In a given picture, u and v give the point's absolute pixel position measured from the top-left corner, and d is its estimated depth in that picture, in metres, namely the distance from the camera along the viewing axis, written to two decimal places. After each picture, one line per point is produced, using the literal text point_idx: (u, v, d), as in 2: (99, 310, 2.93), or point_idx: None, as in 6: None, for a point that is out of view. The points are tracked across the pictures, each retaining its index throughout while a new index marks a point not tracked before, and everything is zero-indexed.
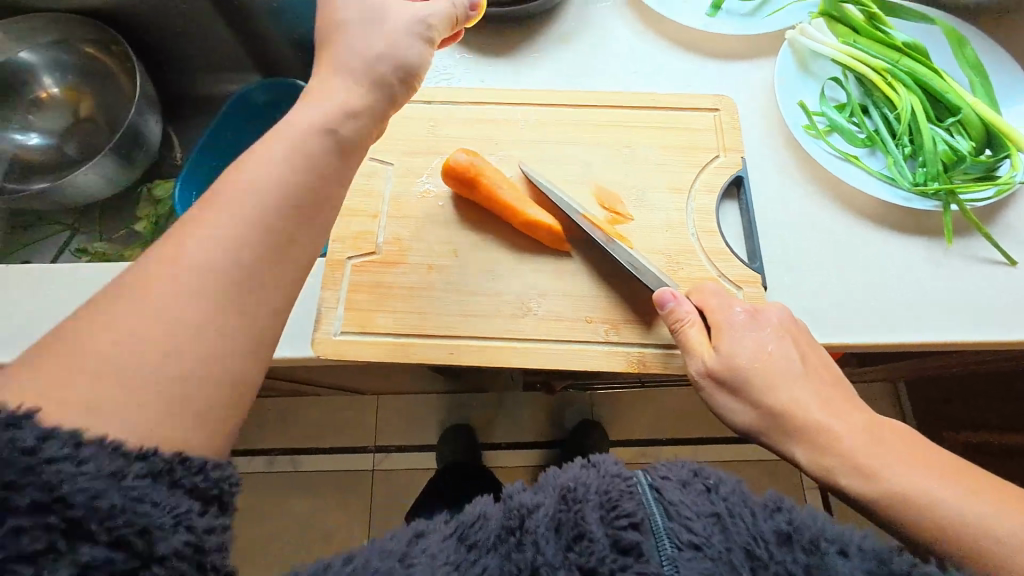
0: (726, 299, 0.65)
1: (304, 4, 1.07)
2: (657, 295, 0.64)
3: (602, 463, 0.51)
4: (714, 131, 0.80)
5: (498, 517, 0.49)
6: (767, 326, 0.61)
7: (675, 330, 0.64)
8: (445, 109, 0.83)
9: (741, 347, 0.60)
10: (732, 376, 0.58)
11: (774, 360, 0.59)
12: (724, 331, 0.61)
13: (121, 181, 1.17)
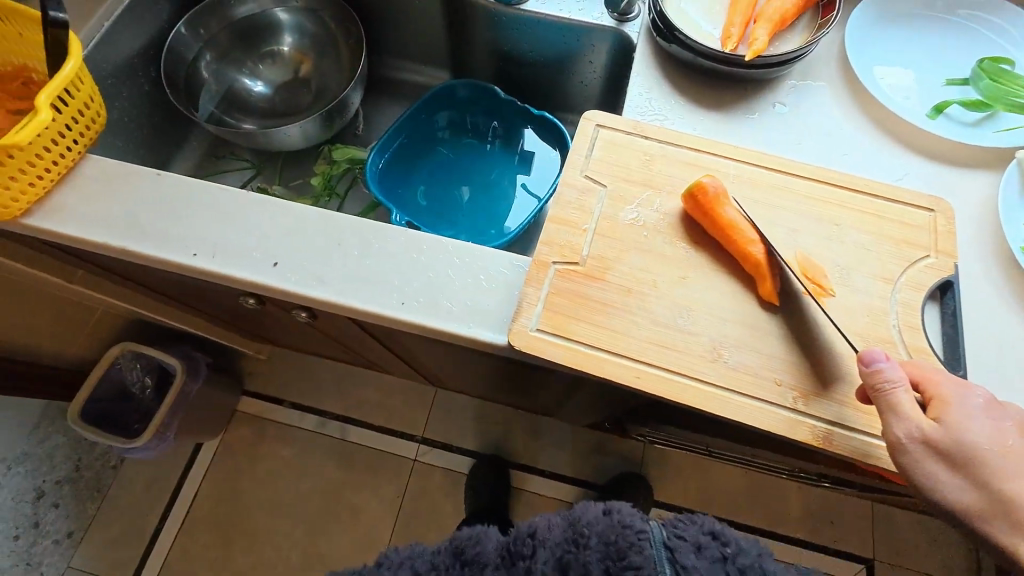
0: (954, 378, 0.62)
1: (529, 23, 1.15)
2: (868, 351, 0.62)
3: (617, 512, 0.78)
4: (928, 231, 0.80)
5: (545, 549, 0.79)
6: (1007, 417, 0.60)
7: (880, 390, 0.61)
8: (662, 148, 0.87)
9: (976, 427, 0.58)
10: (957, 451, 0.57)
11: (1013, 452, 0.58)
12: (952, 406, 0.60)
13: (315, 138, 1.29)
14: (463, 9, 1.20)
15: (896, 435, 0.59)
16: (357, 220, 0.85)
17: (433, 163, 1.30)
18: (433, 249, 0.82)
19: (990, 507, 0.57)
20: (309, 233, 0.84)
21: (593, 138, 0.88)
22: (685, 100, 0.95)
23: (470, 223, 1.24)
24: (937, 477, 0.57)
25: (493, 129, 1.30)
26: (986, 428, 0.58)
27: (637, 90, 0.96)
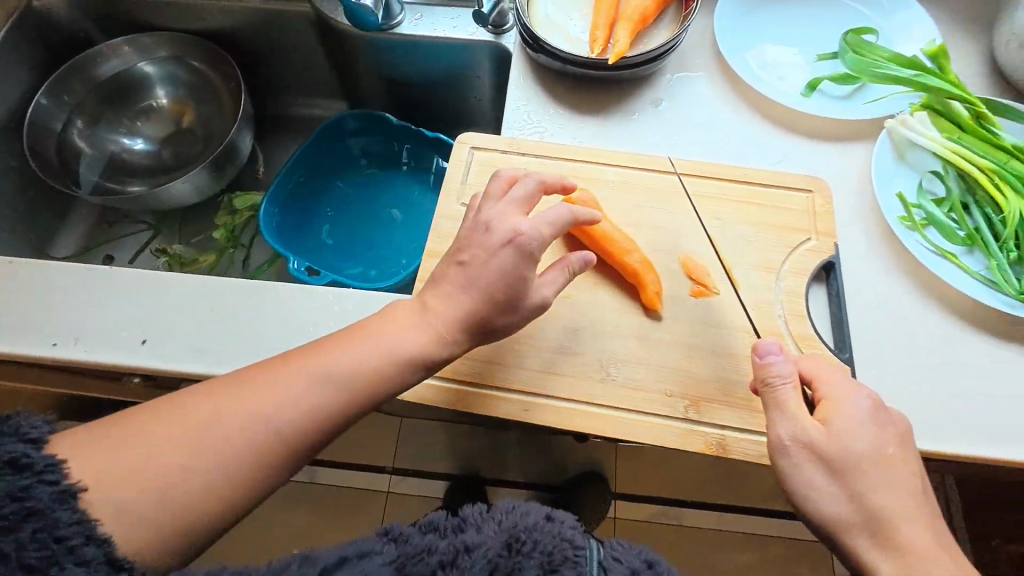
0: (847, 379, 0.60)
1: (407, 47, 1.12)
2: (761, 344, 0.62)
3: (560, 522, 0.66)
4: (807, 213, 0.80)
5: (479, 532, 0.63)
6: (890, 423, 0.57)
7: (765, 387, 0.60)
8: (539, 163, 0.86)
9: (857, 432, 0.55)
10: (837, 459, 0.55)
11: (889, 461, 0.55)
12: (838, 408, 0.57)
13: (209, 189, 1.24)
14: (339, 38, 1.16)
15: (779, 434, 0.57)
16: (232, 280, 0.81)
17: (334, 200, 1.27)
18: (312, 300, 0.79)
19: (861, 521, 0.54)
20: (183, 304, 0.79)
21: (468, 163, 0.86)
22: (563, 109, 0.93)
23: (379, 255, 1.21)
24: (811, 481, 0.55)
25: (405, 151, 1.27)
26: (868, 433, 0.56)
27: (513, 105, 0.94)
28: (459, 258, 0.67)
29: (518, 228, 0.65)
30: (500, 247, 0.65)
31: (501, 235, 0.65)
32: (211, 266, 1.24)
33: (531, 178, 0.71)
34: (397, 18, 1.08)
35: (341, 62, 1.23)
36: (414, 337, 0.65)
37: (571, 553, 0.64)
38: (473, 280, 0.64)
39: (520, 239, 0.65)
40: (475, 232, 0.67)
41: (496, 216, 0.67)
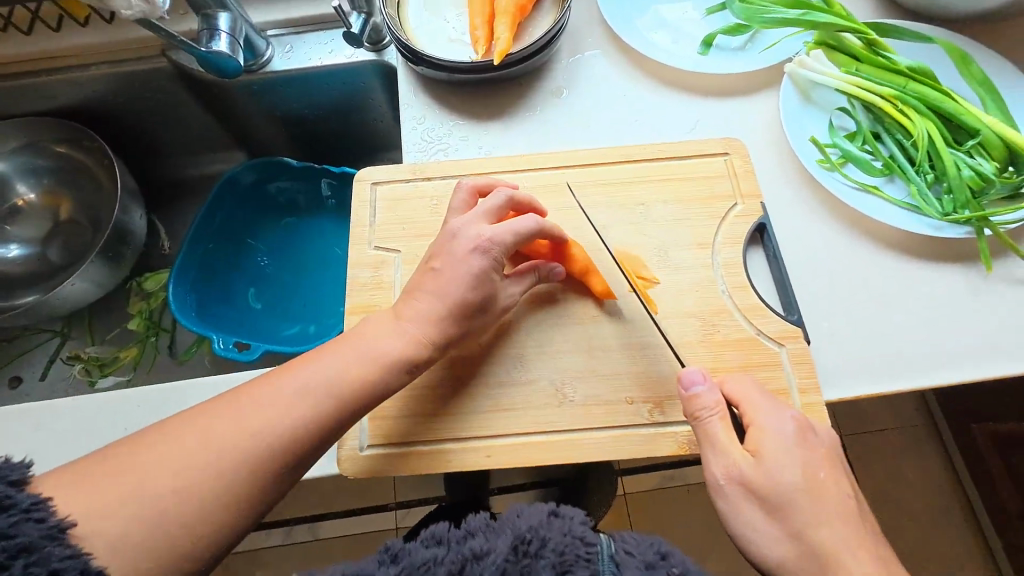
0: (773, 402, 0.58)
1: (285, 83, 1.03)
2: (684, 373, 0.60)
3: (571, 519, 0.55)
4: (729, 177, 0.77)
5: (486, 539, 0.54)
6: (818, 445, 0.55)
7: (696, 418, 0.58)
8: (448, 185, 0.80)
9: (788, 460, 0.53)
10: (772, 494, 0.51)
11: (823, 487, 0.52)
12: (766, 435, 0.54)
13: (108, 281, 1.13)
14: (210, 87, 1.06)
15: (715, 475, 0.54)
16: (139, 391, 0.75)
17: (251, 262, 1.18)
18: (239, 386, 0.75)
19: (804, 560, 0.50)
20: (100, 426, 0.74)
21: (373, 203, 0.80)
22: (462, 121, 0.88)
23: (315, 309, 1.12)
24: (749, 524, 0.52)
25: (326, 186, 1.19)
26: (798, 461, 0.53)
27: (409, 127, 0.88)
28: (432, 266, 0.64)
29: (485, 234, 0.65)
30: (469, 253, 0.63)
31: (467, 242, 0.64)
32: (134, 361, 1.13)
33: (497, 189, 0.70)
34: (265, 54, 0.99)
35: (221, 112, 1.12)
36: (347, 415, 0.59)
37: (584, 553, 0.54)
38: (443, 293, 0.62)
39: (486, 246, 0.64)
40: (442, 240, 0.66)
41: (462, 224, 0.66)
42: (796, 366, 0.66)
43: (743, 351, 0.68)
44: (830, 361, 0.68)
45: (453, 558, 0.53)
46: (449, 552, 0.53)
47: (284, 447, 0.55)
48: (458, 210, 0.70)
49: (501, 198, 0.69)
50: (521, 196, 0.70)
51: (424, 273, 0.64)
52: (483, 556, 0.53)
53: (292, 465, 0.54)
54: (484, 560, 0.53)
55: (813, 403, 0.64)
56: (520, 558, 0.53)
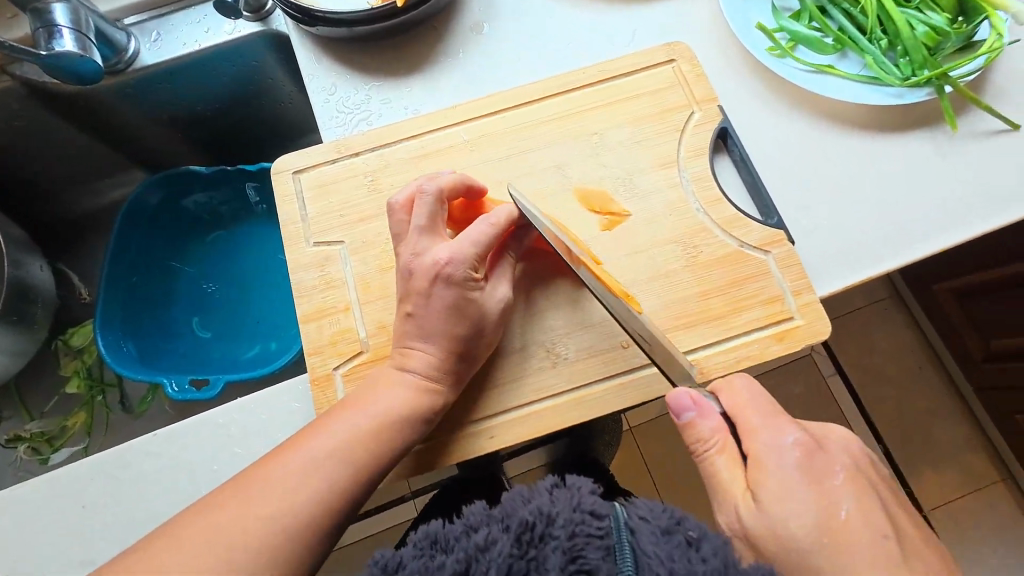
0: (772, 416, 0.49)
1: (165, 78, 0.88)
2: (672, 401, 0.50)
3: (578, 491, 0.47)
4: (679, 85, 0.71)
5: (488, 534, 0.45)
6: (832, 465, 0.46)
7: (697, 453, 0.50)
8: (379, 157, 0.71)
9: (797, 503, 0.44)
10: (779, 550, 0.44)
11: (846, 526, 0.43)
12: (769, 471, 0.46)
13: (24, 347, 0.99)
14: (78, 102, 0.88)
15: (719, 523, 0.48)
16: (83, 462, 0.66)
17: (186, 289, 1.06)
18: (196, 433, 0.66)
19: None
20: (47, 514, 0.64)
21: (300, 195, 0.70)
22: (378, 81, 0.77)
23: (271, 325, 1.02)
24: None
25: (252, 190, 1.06)
26: (810, 504, 0.44)
27: (321, 100, 0.76)
28: (405, 311, 0.58)
29: (440, 257, 0.57)
30: (432, 286, 0.57)
31: (425, 273, 0.57)
32: (86, 425, 1.01)
33: (418, 191, 0.60)
34: (128, 48, 0.84)
35: (102, 129, 0.95)
36: (329, 432, 0.53)
37: (595, 530, 0.45)
38: (426, 333, 0.57)
39: (446, 268, 0.57)
40: (402, 282, 0.59)
41: (414, 253, 0.59)
42: (784, 270, 0.63)
43: (729, 266, 0.64)
44: (815, 255, 0.66)
45: (458, 555, 0.45)
46: (451, 550, 0.45)
47: (260, 490, 0.49)
48: (400, 233, 0.61)
49: (428, 197, 0.60)
50: (447, 182, 0.61)
51: (401, 321, 0.59)
52: (487, 549, 0.45)
53: (281, 500, 0.48)
54: (489, 554, 0.45)
55: (808, 302, 0.62)
56: (526, 548, 0.45)
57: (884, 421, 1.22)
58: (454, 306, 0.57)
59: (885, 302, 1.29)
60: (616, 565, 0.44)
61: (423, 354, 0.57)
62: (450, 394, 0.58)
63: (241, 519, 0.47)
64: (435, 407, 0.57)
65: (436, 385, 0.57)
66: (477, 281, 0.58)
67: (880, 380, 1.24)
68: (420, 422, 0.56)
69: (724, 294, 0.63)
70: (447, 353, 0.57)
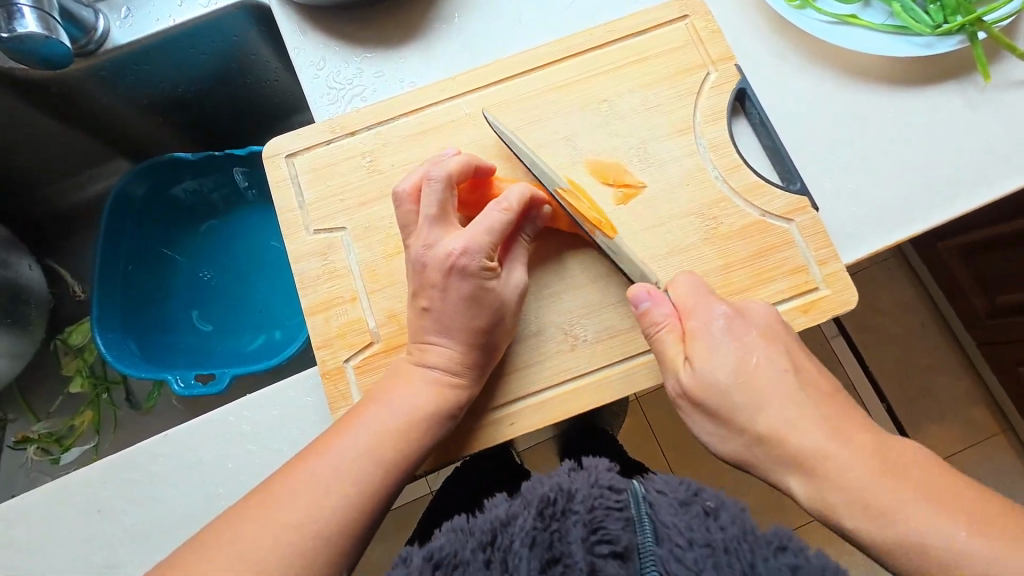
0: (703, 297, 0.54)
1: (139, 59, 0.82)
2: (629, 295, 0.55)
3: (594, 467, 0.45)
4: (693, 44, 0.66)
5: (510, 514, 0.42)
6: (751, 329, 0.52)
7: (650, 336, 0.55)
8: (376, 136, 0.66)
9: (720, 359, 0.50)
10: (710, 397, 0.50)
11: (758, 371, 0.49)
12: (706, 340, 0.51)
13: (24, 349, 0.97)
14: (50, 89, 0.83)
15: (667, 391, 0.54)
16: (96, 465, 0.64)
17: (184, 281, 1.03)
18: (208, 431, 0.64)
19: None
20: (65, 518, 0.63)
21: (295, 180, 0.66)
22: (370, 52, 0.72)
23: (274, 315, 0.99)
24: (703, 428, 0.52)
25: (240, 175, 1.00)
26: (729, 356, 0.50)
27: (309, 76, 0.71)
28: (420, 305, 0.56)
29: (454, 248, 0.54)
30: (448, 278, 0.55)
31: (439, 265, 0.55)
32: (94, 423, 0.99)
33: (425, 178, 0.57)
34: (97, 26, 0.77)
35: (78, 117, 0.89)
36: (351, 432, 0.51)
37: (614, 502, 0.43)
38: (444, 328, 0.55)
39: (461, 259, 0.54)
40: (415, 276, 0.56)
41: (426, 245, 0.56)
42: (810, 238, 0.61)
43: (751, 238, 0.61)
44: (840, 221, 0.63)
45: (480, 532, 0.42)
46: (474, 531, 0.42)
47: (285, 498, 0.47)
48: (409, 224, 0.58)
49: (436, 184, 0.56)
50: (455, 166, 0.57)
51: (417, 316, 0.57)
52: (509, 524, 0.42)
53: (309, 503, 0.47)
54: (512, 528, 0.41)
55: (835, 272, 0.60)
56: (549, 522, 0.42)
57: (882, 378, 1.20)
58: (471, 296, 0.55)
59: (890, 260, 1.24)
60: (638, 537, 0.41)
61: (442, 350, 0.55)
62: (474, 388, 0.56)
63: (269, 527, 0.46)
64: (458, 402, 0.55)
65: (457, 380, 0.55)
66: (492, 270, 0.55)
67: (881, 338, 1.22)
68: (444, 418, 0.55)
69: (747, 266, 0.61)
70: (467, 346, 0.55)
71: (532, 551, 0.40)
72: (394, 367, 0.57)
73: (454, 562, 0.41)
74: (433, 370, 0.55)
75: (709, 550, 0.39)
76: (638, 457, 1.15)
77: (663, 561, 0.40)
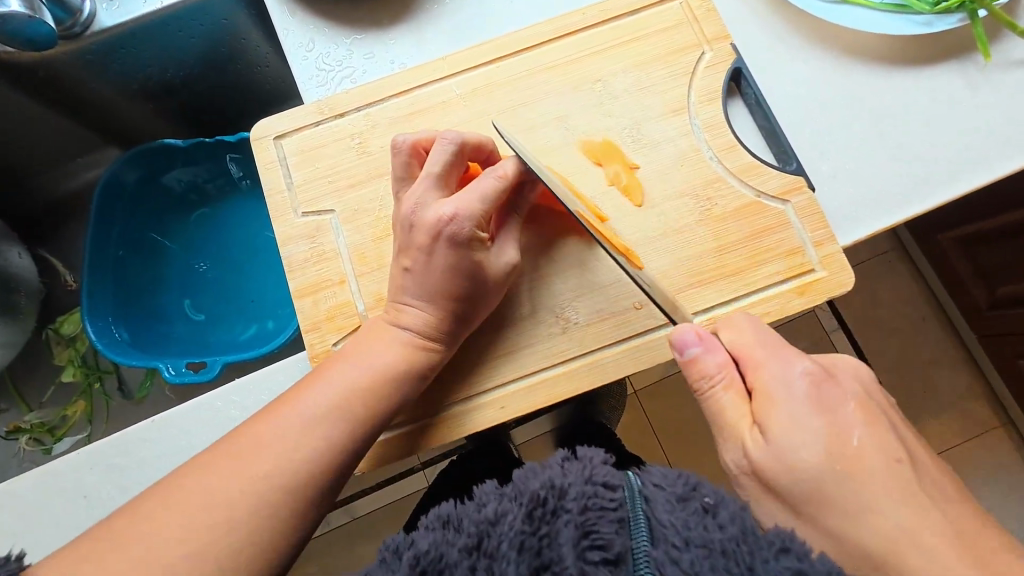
0: (776, 351, 0.49)
1: (128, 42, 0.81)
2: (675, 336, 0.52)
3: (589, 460, 0.43)
4: (689, 23, 0.65)
5: (499, 515, 0.41)
6: (844, 393, 0.46)
7: (700, 388, 0.51)
8: (366, 117, 0.65)
9: (803, 437, 0.44)
10: (785, 479, 0.44)
11: (853, 457, 0.43)
12: (777, 403, 0.46)
13: (14, 337, 0.96)
14: (38, 74, 0.82)
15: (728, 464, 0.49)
16: (82, 450, 0.64)
17: (176, 270, 1.02)
18: (196, 417, 0.63)
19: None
20: (51, 505, 0.62)
21: (283, 161, 0.65)
22: (360, 33, 0.71)
23: (267, 304, 0.98)
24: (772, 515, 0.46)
25: (234, 164, 1.00)
26: (815, 432, 0.44)
27: (298, 57, 0.70)
28: (403, 265, 0.55)
29: (444, 212, 0.53)
30: (434, 243, 0.54)
31: (428, 228, 0.54)
32: (86, 413, 0.98)
33: (439, 139, 0.56)
34: (84, 9, 0.75)
35: (67, 103, 0.88)
36: (335, 412, 0.50)
37: (608, 501, 0.41)
38: (421, 289, 0.54)
39: (450, 226, 0.53)
40: (402, 234, 0.56)
41: (416, 205, 0.55)
42: (806, 219, 0.60)
43: (746, 219, 0.60)
44: (836, 203, 0.62)
45: (468, 533, 0.41)
46: (462, 530, 0.41)
47: (264, 476, 0.46)
48: (404, 180, 0.58)
49: (450, 145, 0.56)
50: (472, 139, 0.57)
51: (398, 276, 0.56)
52: (498, 523, 0.41)
53: (292, 484, 0.46)
54: (500, 528, 0.41)
55: (831, 254, 0.59)
56: (538, 525, 0.41)
57: (881, 370, 1.19)
58: (455, 265, 0.54)
59: (890, 250, 1.23)
60: (631, 540, 0.39)
61: (417, 313, 0.54)
62: (446, 353, 0.56)
63: (252, 508, 0.44)
64: (427, 363, 0.55)
65: (430, 342, 0.55)
66: (482, 242, 0.55)
67: (879, 329, 1.21)
68: (413, 378, 0.54)
69: (741, 248, 0.60)
70: (444, 311, 0.55)
71: (519, 556, 0.39)
72: (369, 324, 0.57)
73: (440, 565, 0.40)
74: (409, 334, 0.54)
75: (705, 552, 0.37)
76: (633, 449, 1.15)
77: (658, 564, 0.38)
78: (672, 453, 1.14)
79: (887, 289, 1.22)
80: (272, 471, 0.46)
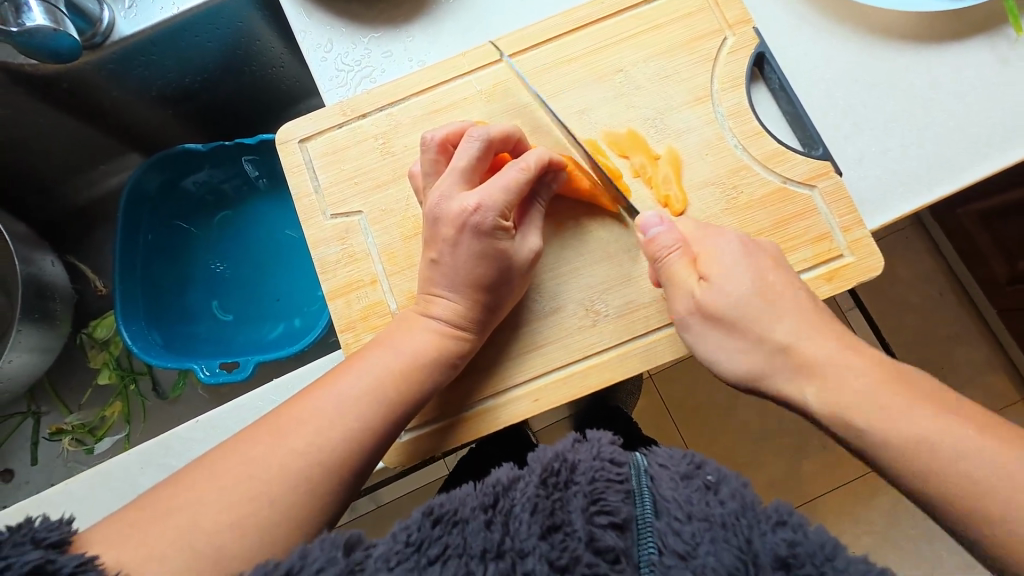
0: (712, 229, 0.56)
1: (145, 49, 0.81)
2: (641, 220, 0.56)
3: (597, 440, 0.44)
4: (710, 8, 0.64)
5: (510, 494, 0.40)
6: (783, 322, 0.50)
7: (656, 261, 0.55)
8: (389, 117, 0.66)
9: (738, 278, 0.52)
10: (728, 313, 0.51)
11: (773, 289, 0.52)
12: (716, 259, 0.53)
13: (51, 344, 0.99)
14: (60, 86, 0.83)
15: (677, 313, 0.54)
16: (124, 454, 0.66)
17: (202, 272, 1.03)
18: (238, 417, 0.66)
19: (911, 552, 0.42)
20: (103, 502, 0.65)
21: (309, 164, 0.66)
22: (377, 33, 0.71)
23: (292, 302, 1.00)
24: (715, 346, 0.53)
25: (251, 165, 1.01)
26: (745, 274, 0.52)
27: (316, 59, 0.70)
28: (430, 257, 0.56)
29: (468, 204, 0.54)
30: (459, 234, 0.55)
31: (452, 220, 0.55)
32: (124, 414, 1.01)
33: (466, 136, 0.57)
34: (103, 18, 0.76)
35: (87, 113, 0.90)
36: (374, 409, 0.51)
37: (615, 475, 0.42)
38: (450, 281, 0.55)
39: (473, 216, 0.54)
40: (427, 227, 0.57)
41: (440, 197, 0.56)
42: (833, 205, 0.59)
43: (773, 206, 0.60)
44: (864, 187, 0.62)
45: (483, 493, 0.40)
46: (476, 490, 0.40)
47: (311, 473, 0.47)
48: (431, 174, 0.58)
49: (476, 143, 0.56)
50: (497, 132, 0.57)
51: (426, 268, 0.57)
52: (512, 488, 0.40)
53: (337, 476, 0.48)
54: (514, 493, 0.40)
55: (860, 239, 0.59)
56: (551, 491, 0.40)
57: (900, 350, 1.18)
58: (480, 253, 0.55)
59: (910, 227, 1.22)
60: (636, 509, 0.40)
61: (446, 303, 0.56)
62: (476, 341, 0.57)
63: (302, 502, 0.46)
64: (455, 350, 0.56)
65: (458, 331, 0.56)
66: (506, 230, 0.55)
67: (898, 307, 1.19)
68: (442, 365, 0.55)
69: (769, 236, 0.60)
70: (471, 299, 0.56)
71: (533, 516, 0.38)
72: (400, 317, 0.58)
73: (455, 518, 0.39)
74: (438, 321, 0.56)
75: (706, 525, 0.38)
76: (651, 432, 1.16)
77: (661, 535, 0.38)
78: (690, 435, 1.15)
79: (909, 268, 1.20)
80: (321, 470, 0.47)
